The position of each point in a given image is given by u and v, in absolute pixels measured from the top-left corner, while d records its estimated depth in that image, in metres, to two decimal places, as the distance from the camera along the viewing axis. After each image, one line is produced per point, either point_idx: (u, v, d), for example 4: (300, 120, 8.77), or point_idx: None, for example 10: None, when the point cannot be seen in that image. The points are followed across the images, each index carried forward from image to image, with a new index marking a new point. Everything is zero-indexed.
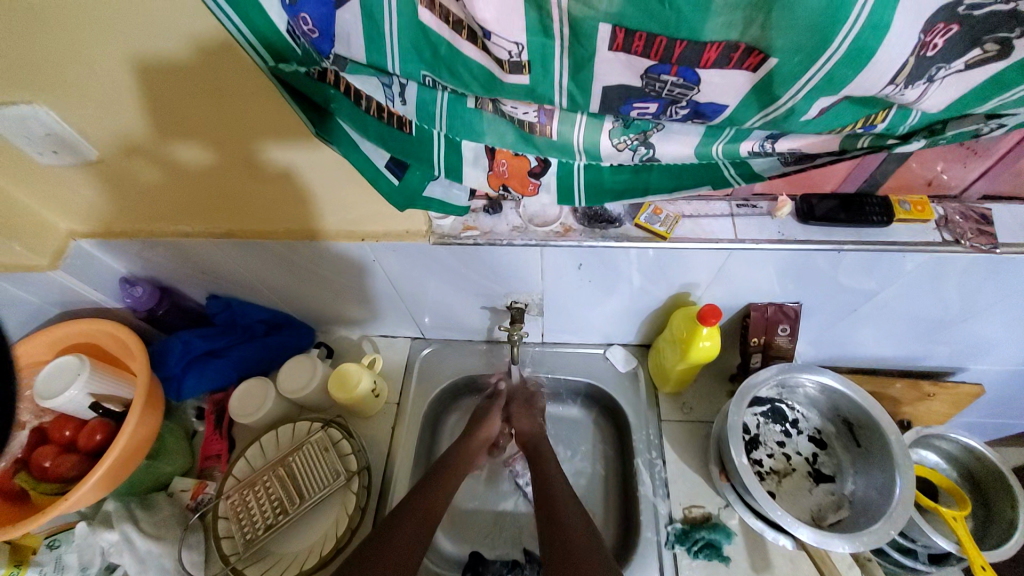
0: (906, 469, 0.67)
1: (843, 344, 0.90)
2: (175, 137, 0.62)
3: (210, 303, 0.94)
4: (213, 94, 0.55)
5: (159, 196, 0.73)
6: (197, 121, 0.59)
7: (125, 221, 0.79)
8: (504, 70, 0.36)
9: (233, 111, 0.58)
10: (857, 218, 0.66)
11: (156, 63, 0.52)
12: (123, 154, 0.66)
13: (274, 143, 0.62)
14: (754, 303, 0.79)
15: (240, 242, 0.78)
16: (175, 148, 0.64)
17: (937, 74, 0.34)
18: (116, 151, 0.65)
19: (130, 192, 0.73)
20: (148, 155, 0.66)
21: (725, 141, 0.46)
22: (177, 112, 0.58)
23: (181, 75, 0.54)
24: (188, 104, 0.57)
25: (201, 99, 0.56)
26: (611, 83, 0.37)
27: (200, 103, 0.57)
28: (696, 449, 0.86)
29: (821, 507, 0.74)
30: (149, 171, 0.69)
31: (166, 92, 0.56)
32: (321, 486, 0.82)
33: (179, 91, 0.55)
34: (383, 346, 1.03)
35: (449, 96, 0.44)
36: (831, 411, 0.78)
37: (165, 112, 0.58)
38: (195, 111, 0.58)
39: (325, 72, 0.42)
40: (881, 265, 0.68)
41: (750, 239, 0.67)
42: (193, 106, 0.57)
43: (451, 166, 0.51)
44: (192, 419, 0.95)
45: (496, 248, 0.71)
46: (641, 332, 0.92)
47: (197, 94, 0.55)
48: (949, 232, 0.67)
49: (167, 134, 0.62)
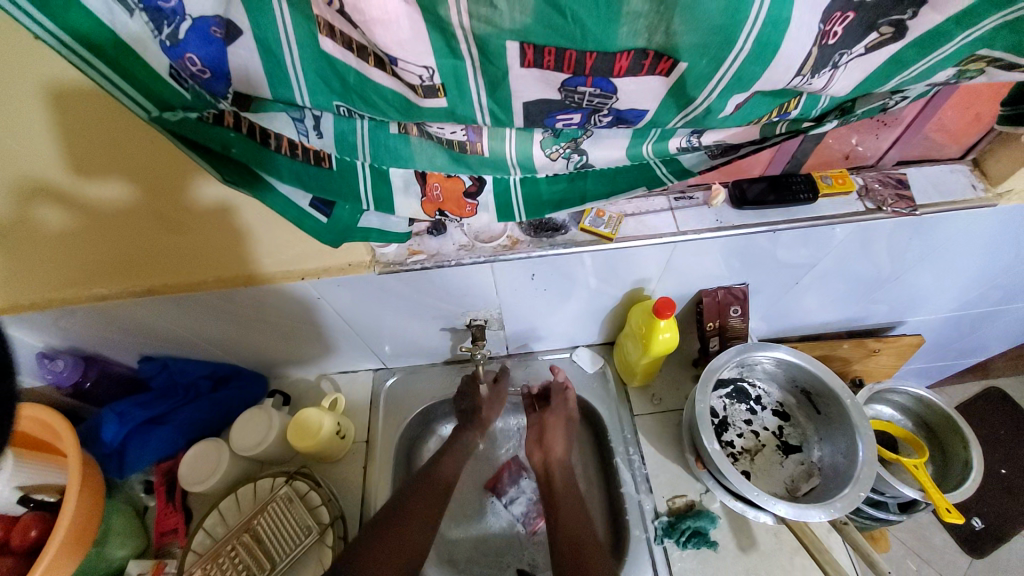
0: (865, 431, 0.70)
1: (793, 314, 0.94)
2: (93, 174, 0.56)
3: (144, 366, 0.87)
4: (117, 131, 0.51)
5: (71, 244, 0.65)
6: (123, 155, 0.54)
7: (37, 289, 0.70)
8: (417, 94, 0.35)
9: (143, 150, 0.53)
10: (785, 198, 0.69)
11: (71, 100, 0.48)
12: (27, 198, 0.58)
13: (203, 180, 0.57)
14: (705, 289, 0.81)
15: (167, 298, 0.72)
16: (93, 188, 0.57)
17: (841, 60, 0.35)
18: (20, 195, 0.57)
19: (41, 251, 0.65)
20: (60, 198, 0.58)
21: (653, 140, 0.46)
22: (98, 145, 0.53)
23: (85, 111, 0.49)
24: (112, 136, 0.52)
25: (126, 129, 0.51)
26: (530, 99, 0.36)
27: (126, 135, 0.52)
28: (670, 440, 0.87)
29: (794, 478, 0.76)
30: (61, 216, 0.60)
31: (86, 123, 0.50)
32: (291, 548, 0.76)
33: (103, 123, 0.50)
34: (345, 382, 0.99)
35: (369, 124, 0.42)
36: (790, 382, 0.81)
37: (87, 146, 0.53)
38: (122, 143, 0.53)
39: (222, 114, 0.39)
40: (815, 239, 0.71)
41: (691, 229, 0.69)
42: (119, 138, 0.52)
43: (380, 198, 0.49)
44: (142, 494, 0.86)
45: (445, 269, 0.69)
46: (603, 331, 0.92)
47: (120, 125, 0.50)
48: (872, 200, 0.71)
49: (87, 172, 0.55)
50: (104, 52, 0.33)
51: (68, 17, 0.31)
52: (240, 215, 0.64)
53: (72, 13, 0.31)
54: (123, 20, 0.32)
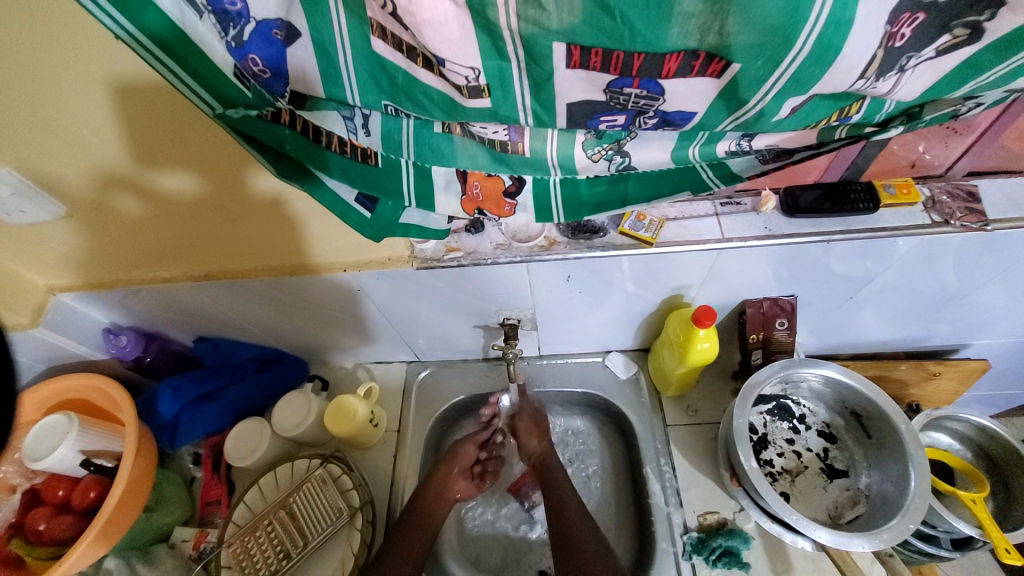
0: (920, 460, 0.65)
1: (845, 331, 0.88)
2: (158, 164, 0.59)
3: (198, 346, 0.93)
4: (182, 125, 0.54)
5: (145, 229, 0.70)
6: (183, 146, 0.57)
7: (117, 268, 0.77)
8: (463, 95, 0.35)
9: (204, 143, 0.56)
10: (842, 207, 0.65)
11: (140, 96, 0.51)
12: (108, 186, 0.63)
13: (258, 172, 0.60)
14: (749, 299, 0.78)
15: (220, 284, 0.77)
16: (161, 178, 0.61)
17: (909, 64, 0.33)
18: (101, 182, 0.62)
19: (116, 236, 0.71)
20: (133, 186, 0.63)
21: (701, 143, 0.45)
22: (161, 136, 0.56)
23: (154, 107, 0.52)
24: (171, 130, 0.55)
25: (183, 124, 0.54)
26: (574, 100, 0.36)
27: (195, 129, 0.54)
28: (705, 454, 0.84)
29: (837, 504, 0.72)
30: (135, 202, 0.65)
31: (150, 115, 0.53)
32: (323, 528, 0.79)
33: (165, 116, 0.53)
34: (379, 372, 1.02)
35: (414, 123, 0.43)
36: (838, 403, 0.76)
37: (152, 138, 0.56)
38: (183, 136, 0.55)
39: (279, 113, 0.41)
40: (874, 251, 0.67)
41: (737, 236, 0.66)
42: (175, 131, 0.55)
43: (422, 195, 0.50)
44: (191, 465, 0.92)
45: (480, 267, 0.70)
46: (638, 337, 0.90)
47: (179, 118, 0.53)
48: (938, 213, 0.66)
49: (153, 162, 0.59)
50: (175, 52, 0.35)
51: (143, 16, 0.33)
52: (291, 205, 0.66)
53: (147, 13, 0.33)
54: (193, 21, 0.34)
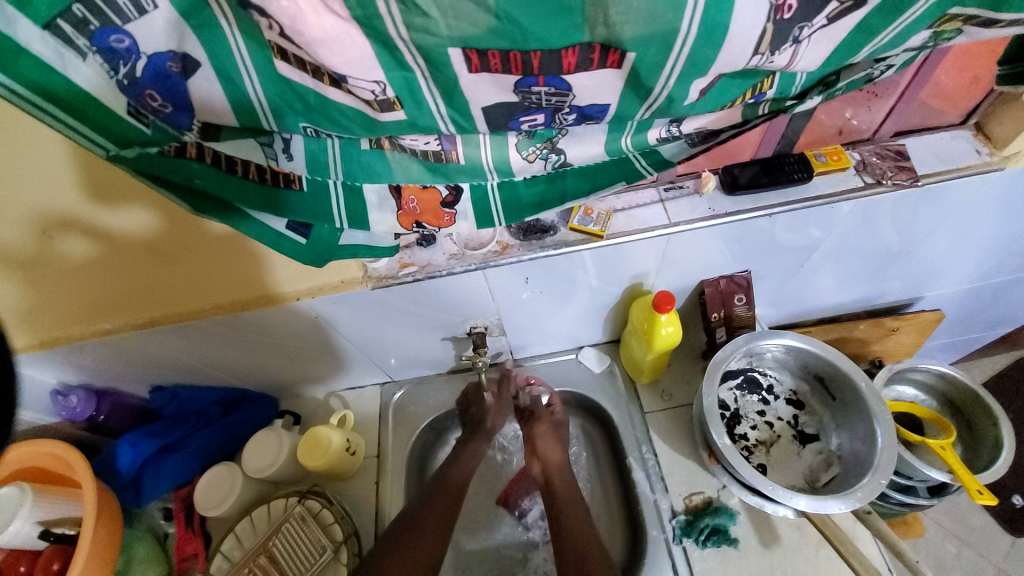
0: (881, 414, 0.67)
1: (803, 298, 0.91)
2: (107, 203, 0.56)
3: (155, 396, 0.89)
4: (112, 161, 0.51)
5: (93, 276, 0.66)
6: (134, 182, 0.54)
7: (66, 321, 0.72)
8: (374, 109, 0.35)
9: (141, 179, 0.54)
10: (778, 180, 0.66)
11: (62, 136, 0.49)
12: (51, 232, 0.59)
13: None
14: (706, 280, 0.79)
15: (169, 329, 0.74)
16: (110, 218, 0.58)
17: (802, 35, 0.34)
18: (42, 230, 0.58)
19: (55, 293, 0.67)
20: (79, 230, 0.59)
21: (632, 133, 0.46)
22: (109, 173, 0.53)
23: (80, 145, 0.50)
24: (104, 168, 0.52)
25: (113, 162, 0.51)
26: (489, 103, 0.36)
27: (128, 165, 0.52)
28: (683, 435, 0.85)
29: (813, 468, 0.74)
30: (83, 247, 0.61)
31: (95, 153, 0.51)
32: (306, 568, 0.77)
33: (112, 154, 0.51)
34: (353, 399, 0.99)
35: (340, 142, 0.42)
36: (802, 370, 0.78)
37: (99, 178, 0.53)
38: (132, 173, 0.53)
39: (184, 147, 0.39)
40: (814, 219, 0.69)
41: (683, 220, 0.67)
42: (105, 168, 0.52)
43: (354, 216, 0.49)
44: (162, 521, 0.87)
45: (437, 280, 0.69)
46: (607, 329, 0.91)
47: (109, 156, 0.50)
48: (870, 175, 0.69)
49: (101, 202, 0.56)
50: (69, 103, 0.34)
51: (18, 66, 0.32)
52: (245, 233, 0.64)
53: (23, 63, 0.32)
54: (76, 65, 0.32)
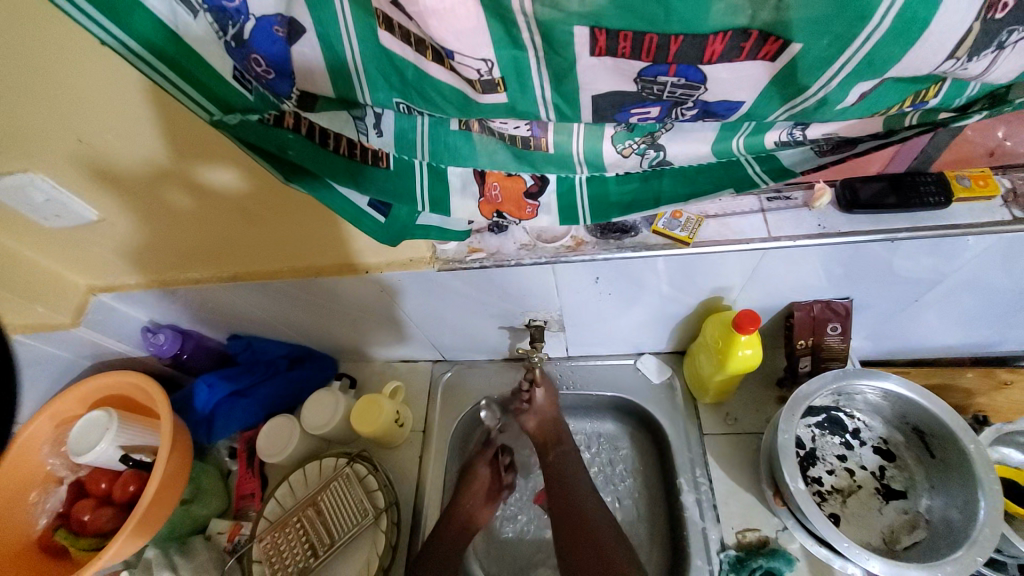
0: (992, 485, 0.58)
1: (907, 335, 0.80)
2: (203, 160, 0.58)
3: (231, 343, 0.95)
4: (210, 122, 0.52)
5: (188, 224, 0.69)
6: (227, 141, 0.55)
7: (165, 263, 0.77)
8: (476, 89, 0.32)
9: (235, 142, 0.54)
10: (909, 201, 0.57)
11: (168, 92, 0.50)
12: (154, 181, 0.62)
13: None
14: (797, 302, 0.71)
15: (251, 284, 0.78)
16: (203, 173, 0.60)
17: (1009, 40, 0.27)
18: (146, 176, 0.61)
19: (155, 238, 0.72)
20: (177, 181, 0.61)
21: (746, 133, 0.41)
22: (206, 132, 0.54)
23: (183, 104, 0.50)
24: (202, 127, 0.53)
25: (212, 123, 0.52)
26: (601, 91, 0.32)
27: None
28: (744, 465, 0.79)
29: (894, 529, 0.65)
30: (179, 196, 0.64)
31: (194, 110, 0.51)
32: (349, 527, 0.80)
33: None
34: (405, 371, 1.01)
35: (430, 120, 0.40)
36: (898, 418, 0.69)
37: (193, 135, 0.54)
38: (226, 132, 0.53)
39: (283, 116, 0.39)
40: (945, 250, 0.59)
41: (786, 235, 0.60)
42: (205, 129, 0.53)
43: (436, 200, 0.47)
44: (227, 458, 0.95)
45: (504, 269, 0.66)
46: (672, 339, 0.85)
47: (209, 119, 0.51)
48: (1021, 208, 0.58)
49: (197, 158, 0.58)
50: (179, 63, 0.35)
51: (132, 20, 0.33)
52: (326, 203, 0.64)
53: (138, 18, 0.32)
54: (187, 22, 0.33)
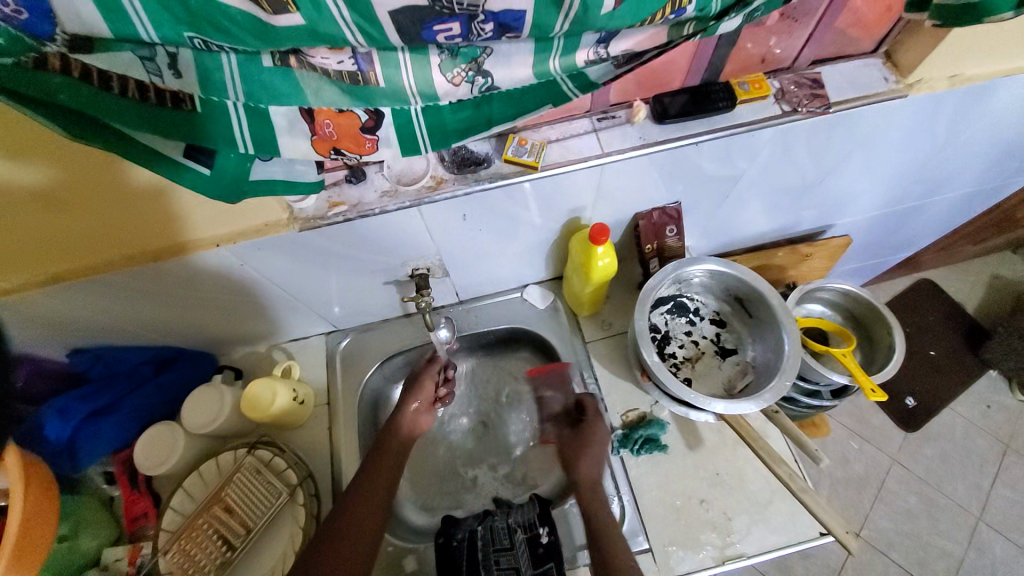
0: (790, 326, 0.75)
1: (731, 228, 0.97)
2: (12, 152, 0.51)
3: (75, 359, 0.83)
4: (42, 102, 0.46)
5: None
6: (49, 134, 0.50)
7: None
8: (265, 10, 0.32)
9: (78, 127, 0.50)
10: (704, 108, 0.68)
11: None
12: None
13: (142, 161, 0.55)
14: (640, 213, 0.82)
15: (76, 285, 0.67)
16: (8, 168, 0.52)
17: None
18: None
19: None
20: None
21: (560, 54, 0.45)
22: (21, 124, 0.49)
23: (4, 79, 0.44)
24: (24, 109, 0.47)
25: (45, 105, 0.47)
26: (395, 8, 0.34)
27: None
28: (620, 361, 0.91)
29: (731, 379, 0.82)
30: None
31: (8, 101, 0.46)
32: (265, 510, 0.78)
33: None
34: (298, 349, 0.97)
35: (239, 58, 0.38)
36: (724, 292, 0.84)
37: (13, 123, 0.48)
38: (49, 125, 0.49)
39: (44, 58, 0.35)
40: (739, 148, 0.72)
41: (615, 150, 0.68)
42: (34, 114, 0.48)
43: (262, 140, 0.44)
44: (106, 486, 0.84)
45: (369, 219, 0.65)
46: (549, 266, 0.93)
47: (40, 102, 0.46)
48: (787, 102, 0.71)
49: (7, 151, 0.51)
50: None
51: None
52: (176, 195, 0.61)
53: None
54: None
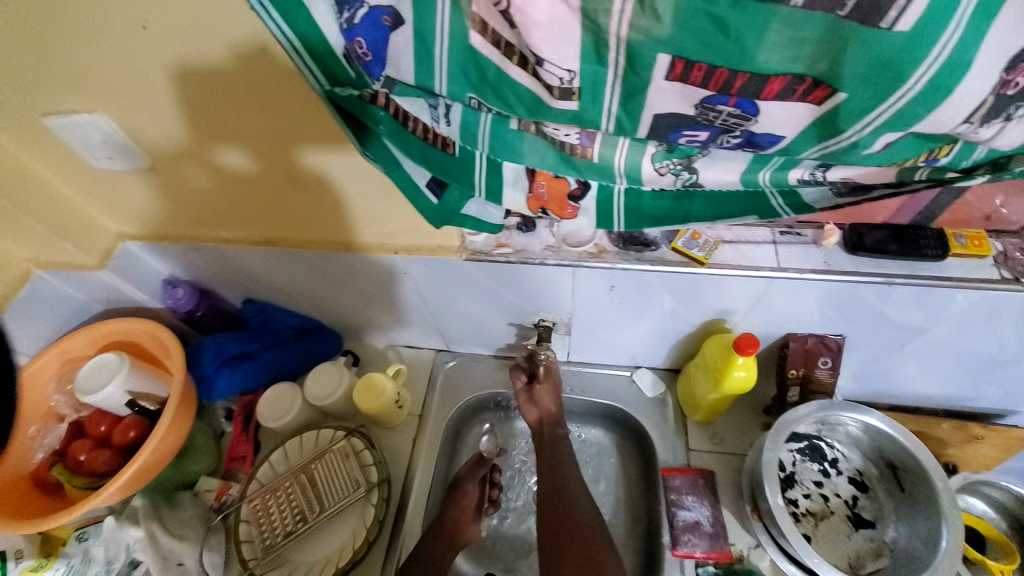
0: (955, 520, 0.62)
1: (890, 380, 0.85)
2: (215, 140, 0.63)
3: (246, 307, 0.97)
4: (249, 93, 0.55)
5: (201, 200, 0.75)
6: (237, 126, 0.61)
7: (169, 225, 0.81)
8: (553, 95, 0.38)
9: (273, 116, 0.58)
10: (908, 251, 0.63)
11: (203, 69, 0.54)
12: (179, 156, 0.67)
13: (311, 145, 0.61)
14: (794, 333, 0.76)
15: (277, 250, 0.80)
16: (219, 151, 0.65)
17: (1016, 113, 0.33)
18: (165, 156, 0.67)
19: (178, 204, 0.76)
20: (191, 160, 0.67)
21: (773, 168, 0.45)
22: (221, 118, 0.60)
23: (220, 75, 0.54)
24: (230, 98, 0.57)
25: (245, 93, 0.55)
26: (662, 111, 0.38)
27: (254, 101, 0.56)
28: (726, 483, 0.82)
29: (860, 554, 0.69)
30: (196, 175, 0.70)
31: (210, 99, 0.57)
32: (340, 497, 0.83)
33: (225, 101, 0.57)
34: (409, 356, 1.04)
35: (492, 117, 0.44)
36: (875, 452, 0.73)
37: (223, 111, 0.58)
38: (237, 116, 0.59)
39: (377, 95, 0.45)
40: (934, 301, 0.64)
41: (793, 267, 0.65)
42: (237, 104, 0.57)
43: (491, 189, 0.52)
44: (223, 420, 0.97)
45: (528, 266, 0.70)
46: (670, 356, 0.89)
47: (242, 92, 0.55)
48: (1009, 269, 0.63)
49: (211, 139, 0.63)
50: (295, 24, 0.38)
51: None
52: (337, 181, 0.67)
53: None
54: (318, 3, 0.37)
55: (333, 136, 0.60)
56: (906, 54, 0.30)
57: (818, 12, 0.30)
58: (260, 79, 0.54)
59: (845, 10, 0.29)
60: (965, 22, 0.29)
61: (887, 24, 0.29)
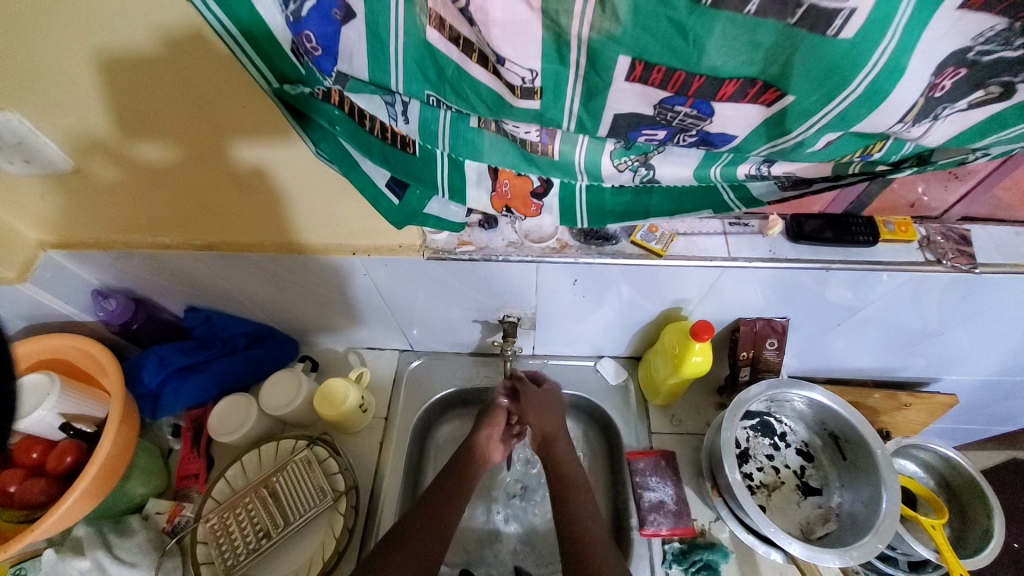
0: (890, 482, 0.68)
1: (828, 356, 0.92)
2: (138, 132, 0.57)
3: (189, 316, 0.90)
4: (177, 82, 0.51)
5: (129, 200, 0.68)
6: (163, 117, 0.55)
7: (90, 228, 0.73)
8: (514, 94, 0.37)
9: (207, 108, 0.54)
10: (843, 238, 0.68)
11: (120, 55, 0.48)
12: (97, 150, 0.60)
13: (248, 138, 0.57)
14: (744, 318, 0.81)
15: (223, 255, 0.75)
16: (143, 145, 0.59)
17: (942, 113, 0.37)
18: (79, 149, 0.60)
19: (101, 205, 0.69)
20: (111, 155, 0.61)
21: (723, 163, 0.47)
22: (144, 109, 0.54)
23: (142, 61, 0.49)
24: (154, 88, 0.52)
25: (171, 82, 0.51)
26: (622, 111, 0.39)
27: (182, 90, 0.52)
28: (686, 461, 0.87)
29: (809, 520, 0.75)
30: (117, 171, 0.63)
31: (132, 89, 0.52)
32: (306, 509, 0.80)
33: (149, 90, 0.52)
34: (371, 358, 1.01)
35: (451, 115, 0.43)
36: (819, 424, 0.79)
37: (147, 101, 0.53)
38: (163, 107, 0.54)
39: (330, 92, 0.43)
40: (865, 283, 0.70)
41: (742, 257, 0.68)
42: (164, 94, 0.52)
43: (454, 187, 0.52)
44: (168, 437, 0.91)
45: (491, 263, 0.70)
46: (631, 344, 0.92)
47: (167, 80, 0.51)
48: (932, 252, 0.69)
49: (134, 132, 0.57)
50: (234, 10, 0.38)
51: None
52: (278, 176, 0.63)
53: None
54: None
55: (273, 129, 0.56)
56: (852, 61, 0.32)
57: (771, 19, 0.31)
58: (191, 68, 0.49)
59: (794, 19, 0.31)
60: (903, 25, 0.31)
61: (831, 32, 0.31)
